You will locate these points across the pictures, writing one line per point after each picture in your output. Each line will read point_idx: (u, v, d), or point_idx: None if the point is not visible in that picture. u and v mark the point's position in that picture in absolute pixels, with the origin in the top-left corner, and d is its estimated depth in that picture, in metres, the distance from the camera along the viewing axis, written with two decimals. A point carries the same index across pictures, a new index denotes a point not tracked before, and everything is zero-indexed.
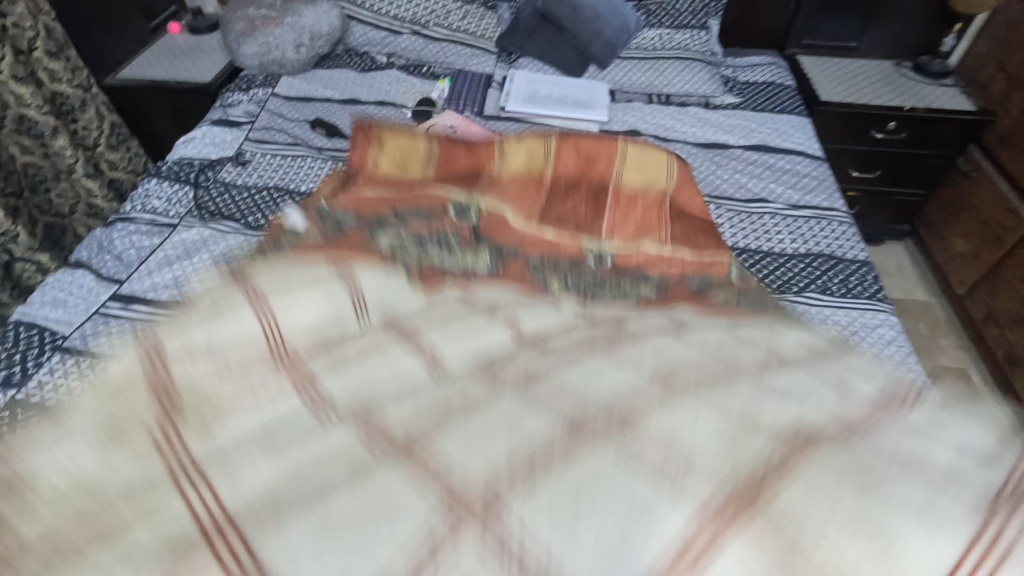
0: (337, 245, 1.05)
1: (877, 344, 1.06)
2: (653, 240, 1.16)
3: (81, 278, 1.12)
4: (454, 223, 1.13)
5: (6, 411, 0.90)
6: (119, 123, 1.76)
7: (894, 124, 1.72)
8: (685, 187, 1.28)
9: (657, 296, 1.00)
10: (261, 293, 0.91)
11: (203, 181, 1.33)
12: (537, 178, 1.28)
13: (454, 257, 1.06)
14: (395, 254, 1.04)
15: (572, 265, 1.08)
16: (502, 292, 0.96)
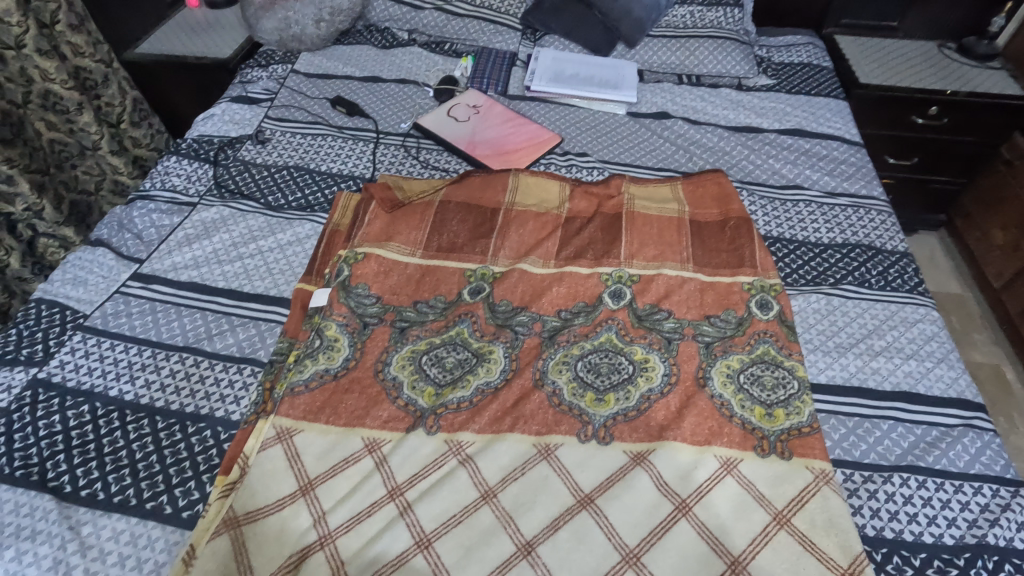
0: (344, 389, 0.90)
1: (918, 340, 1.01)
2: (672, 263, 1.08)
3: (102, 256, 1.10)
4: (465, 306, 1.01)
5: (29, 390, 0.89)
6: (140, 98, 1.73)
7: (936, 109, 1.64)
8: (728, 220, 1.16)
9: (658, 392, 0.90)
10: (293, 440, 0.84)
11: (223, 159, 1.31)
12: (547, 215, 1.17)
13: (475, 376, 0.92)
14: (415, 388, 0.90)
15: (585, 315, 1.00)
16: (524, 470, 0.81)
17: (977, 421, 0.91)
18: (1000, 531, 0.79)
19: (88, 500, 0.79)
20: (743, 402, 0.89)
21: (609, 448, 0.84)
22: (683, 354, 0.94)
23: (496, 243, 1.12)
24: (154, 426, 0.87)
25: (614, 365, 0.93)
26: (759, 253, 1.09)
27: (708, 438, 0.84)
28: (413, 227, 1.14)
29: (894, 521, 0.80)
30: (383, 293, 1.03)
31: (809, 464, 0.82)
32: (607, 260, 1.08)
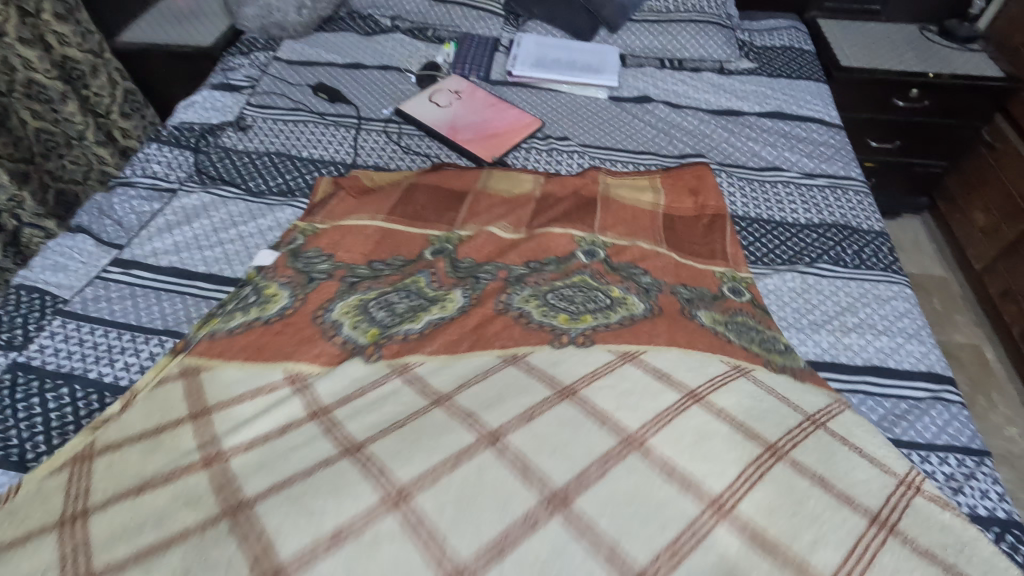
0: (275, 332, 0.88)
1: (890, 317, 1.03)
2: (647, 241, 1.09)
3: (83, 242, 1.10)
4: (424, 262, 1.02)
5: (9, 373, 0.90)
6: (133, 89, 1.74)
7: (916, 91, 1.65)
8: (709, 203, 1.20)
9: (641, 317, 0.88)
10: (199, 377, 0.81)
11: (203, 146, 1.31)
12: (520, 195, 1.18)
13: (427, 313, 0.91)
14: (356, 328, 0.89)
15: (557, 264, 1.00)
16: (484, 377, 0.78)
17: (945, 394, 0.93)
18: (963, 499, 0.81)
19: None
20: (726, 335, 0.88)
21: (591, 351, 0.81)
22: (666, 305, 0.93)
23: (462, 219, 1.12)
24: None
25: (591, 297, 0.93)
26: (731, 246, 1.10)
27: (710, 350, 0.83)
28: (381, 202, 1.15)
29: None
30: (338, 252, 1.03)
31: (821, 391, 0.81)
32: (580, 228, 1.08)
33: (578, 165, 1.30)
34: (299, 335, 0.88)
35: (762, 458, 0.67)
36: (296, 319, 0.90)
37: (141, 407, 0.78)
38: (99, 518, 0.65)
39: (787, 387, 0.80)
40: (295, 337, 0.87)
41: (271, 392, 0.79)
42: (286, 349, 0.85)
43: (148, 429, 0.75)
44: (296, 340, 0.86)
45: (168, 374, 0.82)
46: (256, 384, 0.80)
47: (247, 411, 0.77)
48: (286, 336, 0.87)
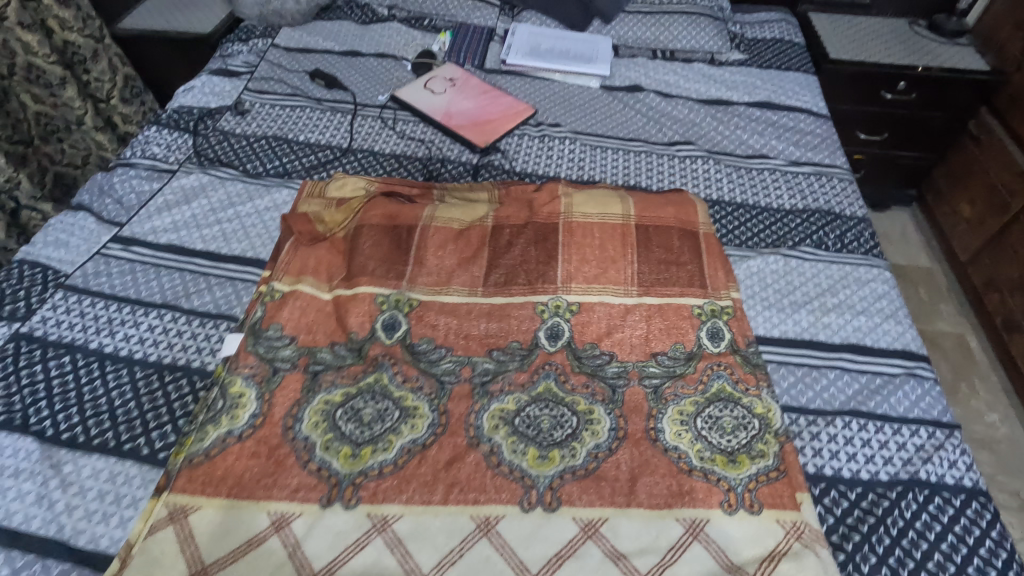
0: (248, 452, 0.81)
1: (869, 298, 1.06)
2: (614, 285, 1.02)
3: (84, 220, 1.13)
4: (380, 347, 0.94)
5: (12, 343, 0.93)
6: (134, 75, 1.76)
7: (904, 85, 1.68)
8: (683, 224, 1.11)
9: (607, 449, 0.84)
10: (186, 521, 0.75)
11: (202, 129, 1.33)
12: (470, 230, 1.11)
13: (398, 435, 0.85)
14: (328, 448, 0.83)
15: (521, 358, 0.94)
16: (462, 550, 0.75)
17: (919, 370, 0.96)
18: (932, 468, 0.84)
19: (68, 442, 0.83)
20: (701, 452, 0.84)
21: (557, 515, 0.78)
22: (630, 405, 0.89)
23: (414, 269, 1.04)
24: (132, 377, 0.90)
25: (557, 420, 0.87)
26: (709, 268, 1.05)
27: (669, 500, 0.79)
28: (334, 262, 1.06)
29: (834, 459, 0.84)
30: (297, 334, 0.95)
31: (780, 517, 0.77)
32: (543, 287, 1.01)
33: (569, 151, 1.33)
34: (278, 466, 0.81)
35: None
36: (270, 440, 0.83)
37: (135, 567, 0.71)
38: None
39: (742, 534, 0.76)
40: (275, 466, 0.81)
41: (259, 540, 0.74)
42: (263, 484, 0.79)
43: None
44: (276, 471, 0.80)
45: (154, 520, 0.75)
46: (242, 536, 0.75)
47: (241, 568, 0.72)
48: (265, 466, 0.81)
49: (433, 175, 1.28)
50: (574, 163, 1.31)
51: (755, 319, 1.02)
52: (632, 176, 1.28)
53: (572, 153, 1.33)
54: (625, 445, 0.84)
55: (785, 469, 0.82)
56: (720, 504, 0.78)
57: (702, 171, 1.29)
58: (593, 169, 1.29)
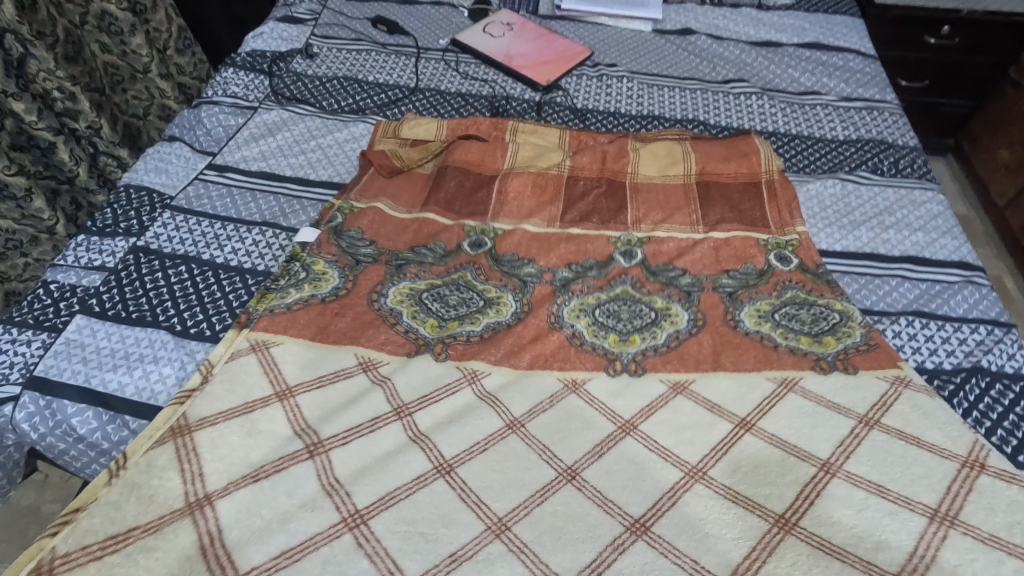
0: (333, 311, 0.91)
1: (925, 217, 1.11)
2: (681, 225, 1.06)
3: (179, 150, 1.20)
4: (465, 256, 1.01)
5: (131, 255, 1.01)
6: (185, 27, 1.76)
7: (948, 29, 1.71)
8: (756, 163, 1.14)
9: (687, 332, 0.91)
10: (269, 352, 0.84)
11: (277, 71, 1.40)
12: (547, 174, 1.14)
13: (483, 316, 0.93)
14: (415, 317, 0.91)
15: (598, 268, 1.00)
16: (553, 401, 0.83)
17: (976, 278, 1.02)
18: (992, 358, 0.90)
19: (197, 335, 0.91)
20: (786, 334, 0.89)
21: (643, 377, 0.85)
22: (706, 303, 0.94)
23: (494, 210, 1.09)
24: (246, 283, 0.98)
25: (635, 312, 0.93)
26: (771, 211, 1.08)
27: (757, 365, 0.85)
28: (415, 195, 1.13)
29: (900, 351, 0.91)
30: (376, 238, 1.03)
31: (882, 374, 0.83)
32: (614, 227, 1.06)
33: (627, 89, 1.39)
34: (360, 320, 0.90)
35: (818, 476, 0.73)
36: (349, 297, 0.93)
37: (220, 382, 0.79)
38: (223, 504, 0.69)
39: (838, 388, 0.82)
40: (358, 317, 0.91)
41: (352, 373, 0.83)
42: (351, 333, 0.88)
43: (236, 405, 0.77)
44: (358, 319, 0.90)
45: (239, 350, 0.84)
46: (332, 370, 0.83)
47: (334, 395, 0.81)
48: (349, 317, 0.90)
49: (499, 110, 1.33)
50: (633, 100, 1.37)
51: (816, 235, 1.08)
52: (690, 111, 1.34)
53: (631, 90, 1.38)
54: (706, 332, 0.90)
55: (875, 342, 0.87)
56: (811, 367, 0.84)
57: (757, 106, 1.35)
58: (653, 105, 1.35)
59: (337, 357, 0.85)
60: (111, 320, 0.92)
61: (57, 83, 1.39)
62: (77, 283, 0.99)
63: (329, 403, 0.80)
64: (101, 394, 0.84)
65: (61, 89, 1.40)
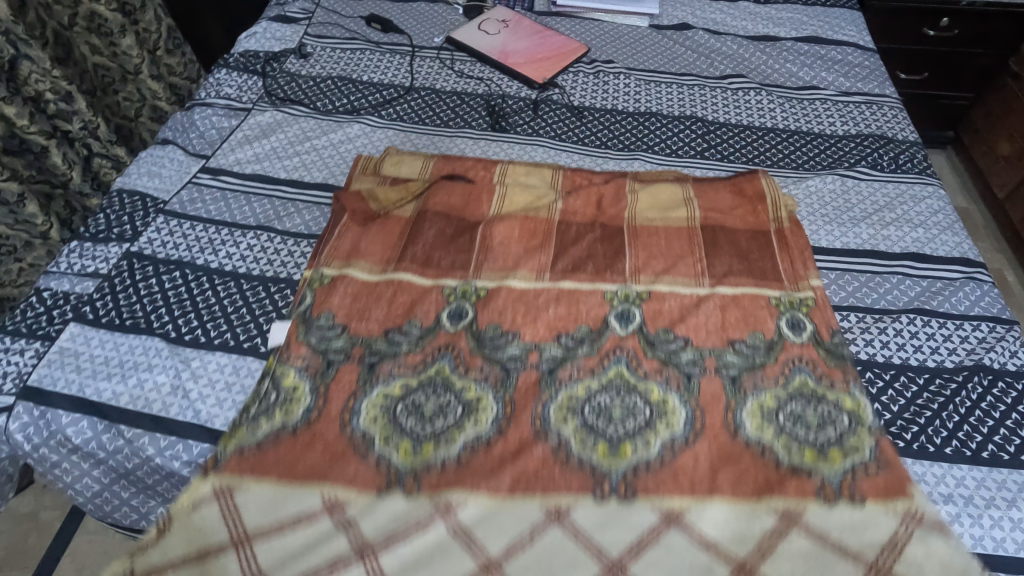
0: (299, 442, 0.77)
1: (925, 213, 1.10)
2: (685, 277, 0.93)
3: (173, 153, 1.19)
4: (445, 335, 0.86)
5: (125, 261, 1.00)
6: (174, 26, 1.74)
7: (947, 21, 1.69)
8: (768, 209, 1.02)
9: (684, 441, 0.76)
10: (232, 499, 0.73)
11: (270, 71, 1.38)
12: (535, 217, 1.01)
13: (460, 431, 0.77)
14: (385, 439, 0.77)
15: (590, 343, 0.85)
16: (535, 539, 0.70)
17: (977, 274, 1.01)
18: (995, 356, 0.90)
19: (192, 342, 0.90)
20: (790, 446, 0.76)
21: (634, 506, 0.72)
22: (708, 394, 0.81)
23: (474, 261, 0.94)
24: (241, 288, 0.97)
25: (628, 408, 0.79)
26: (782, 264, 0.95)
27: (758, 491, 0.73)
28: (385, 247, 0.98)
29: (902, 350, 0.90)
30: (348, 322, 0.88)
31: (890, 507, 0.71)
32: (610, 276, 0.93)
33: (624, 86, 1.37)
34: (324, 450, 0.76)
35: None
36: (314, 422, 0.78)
37: (179, 531, 0.72)
38: None
39: (850, 525, 0.70)
40: (319, 441, 0.77)
41: (315, 518, 0.72)
42: (313, 466, 0.75)
43: (193, 561, 0.71)
44: (322, 448, 0.76)
45: (200, 497, 0.73)
46: (293, 515, 0.72)
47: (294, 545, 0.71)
48: (314, 445, 0.76)
49: (495, 109, 1.32)
50: (631, 96, 1.35)
51: (816, 232, 1.07)
52: (688, 107, 1.32)
53: (628, 87, 1.37)
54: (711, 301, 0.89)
55: (883, 462, 0.75)
56: (813, 494, 0.72)
57: (756, 102, 1.33)
58: (650, 101, 1.34)
59: (298, 497, 0.73)
60: (105, 327, 0.91)
61: (52, 84, 1.38)
62: (70, 290, 0.98)
63: (288, 556, 0.71)
64: (97, 403, 0.83)
65: (56, 90, 1.39)
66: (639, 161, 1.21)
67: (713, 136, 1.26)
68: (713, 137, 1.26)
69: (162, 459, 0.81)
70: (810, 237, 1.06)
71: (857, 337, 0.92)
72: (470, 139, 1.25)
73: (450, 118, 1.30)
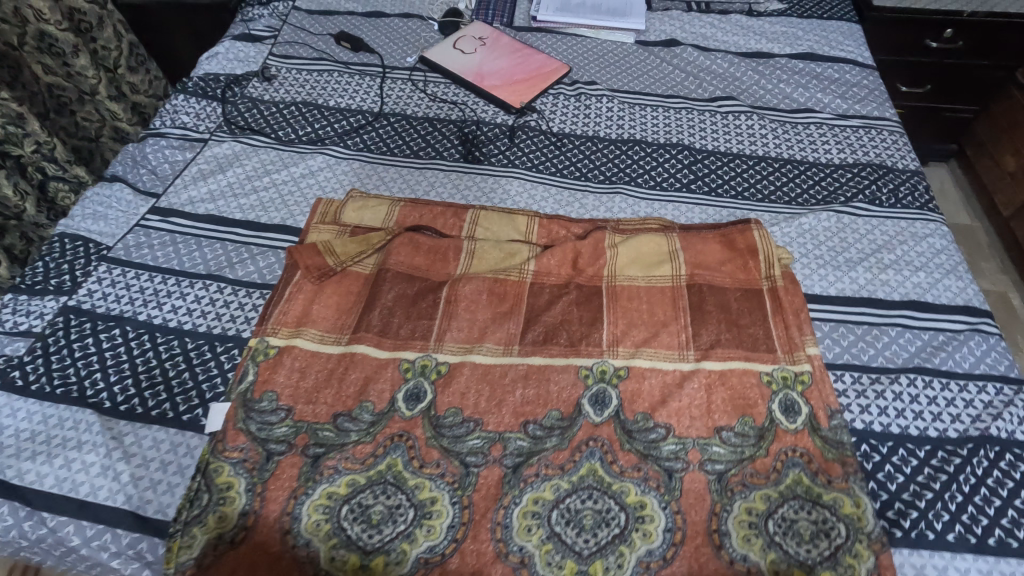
0: (246, 564, 0.70)
1: (927, 253, 1.03)
2: (667, 348, 0.88)
3: (120, 192, 1.11)
4: (400, 421, 0.80)
5: (61, 317, 0.93)
6: (137, 42, 1.66)
7: (951, 32, 1.60)
8: (760, 269, 0.97)
9: (661, 557, 0.70)
10: None
11: (230, 96, 1.30)
12: (507, 280, 0.96)
13: (412, 543, 0.71)
14: (333, 559, 0.70)
15: (560, 433, 0.79)
16: None
17: (983, 325, 0.93)
18: (1003, 424, 0.82)
19: (127, 413, 0.83)
20: (776, 565, 0.69)
21: None
22: (690, 495, 0.74)
23: (439, 330, 0.90)
24: (185, 347, 0.90)
25: (600, 515, 0.72)
26: (776, 329, 0.91)
27: None
28: (345, 312, 0.93)
29: (901, 417, 0.83)
30: (295, 404, 0.82)
31: None
32: (585, 347, 0.89)
33: (607, 110, 1.29)
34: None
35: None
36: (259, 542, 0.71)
37: None
38: None
39: None
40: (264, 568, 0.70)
41: None
42: None
43: None
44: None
45: None
46: None
47: None
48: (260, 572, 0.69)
49: (469, 137, 1.24)
50: (614, 122, 1.27)
51: (809, 277, 0.99)
52: (674, 134, 1.24)
53: (610, 111, 1.29)
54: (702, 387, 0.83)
55: None
56: None
57: (747, 127, 1.25)
58: (634, 128, 1.26)
59: None
60: (34, 396, 0.84)
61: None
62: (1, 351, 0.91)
63: None
64: (19, 487, 0.77)
65: (6, 113, 1.33)
66: (620, 195, 1.13)
67: (700, 165, 1.18)
68: (700, 166, 1.18)
69: (88, 550, 0.74)
70: (803, 283, 0.99)
71: (851, 403, 0.84)
72: (441, 171, 1.18)
73: (419, 148, 1.22)
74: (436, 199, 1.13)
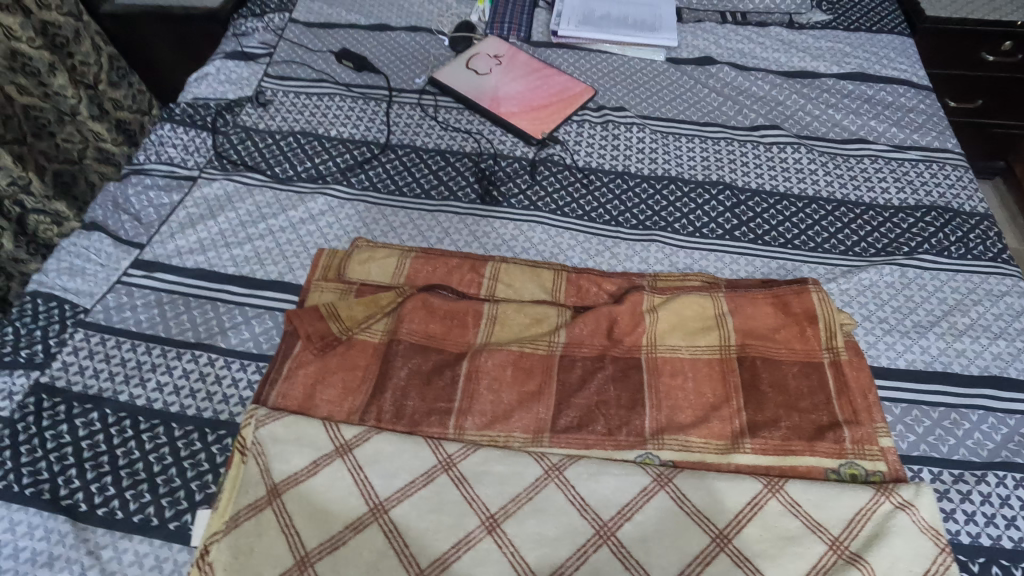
0: None
1: (1005, 316, 0.91)
2: (719, 439, 0.77)
3: (100, 242, 1.00)
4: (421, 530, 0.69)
5: (33, 396, 0.82)
6: (117, 55, 1.55)
7: (1009, 45, 1.47)
8: (820, 338, 0.86)
9: None
10: None
11: (222, 126, 1.18)
12: (533, 353, 0.85)
13: None
14: None
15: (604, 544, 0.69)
16: None
17: None
18: None
19: (106, 520, 0.73)
20: None
21: None
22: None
23: (458, 415, 0.79)
24: (171, 434, 0.80)
25: None
26: (842, 414, 0.79)
27: None
28: (350, 391, 0.82)
29: (992, 526, 0.72)
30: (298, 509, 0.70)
31: None
32: (625, 436, 0.78)
33: (638, 141, 1.17)
34: None
35: (827, 556, 0.67)
36: None
37: None
38: None
39: None
40: None
41: None
42: None
43: None
44: None
45: None
46: None
47: None
48: None
49: (486, 173, 1.12)
50: (645, 155, 1.14)
51: (874, 345, 0.88)
52: (713, 169, 1.12)
53: (642, 142, 1.16)
54: (767, 488, 0.71)
55: None
56: None
57: (794, 161, 1.13)
58: (668, 162, 1.13)
59: None
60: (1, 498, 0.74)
61: None
62: None
63: None
64: None
65: None
66: (656, 243, 1.02)
67: (743, 207, 1.06)
68: (743, 209, 1.06)
69: None
70: (867, 353, 0.87)
71: None
72: (455, 215, 1.06)
73: (431, 186, 1.11)
74: (451, 248, 1.01)
